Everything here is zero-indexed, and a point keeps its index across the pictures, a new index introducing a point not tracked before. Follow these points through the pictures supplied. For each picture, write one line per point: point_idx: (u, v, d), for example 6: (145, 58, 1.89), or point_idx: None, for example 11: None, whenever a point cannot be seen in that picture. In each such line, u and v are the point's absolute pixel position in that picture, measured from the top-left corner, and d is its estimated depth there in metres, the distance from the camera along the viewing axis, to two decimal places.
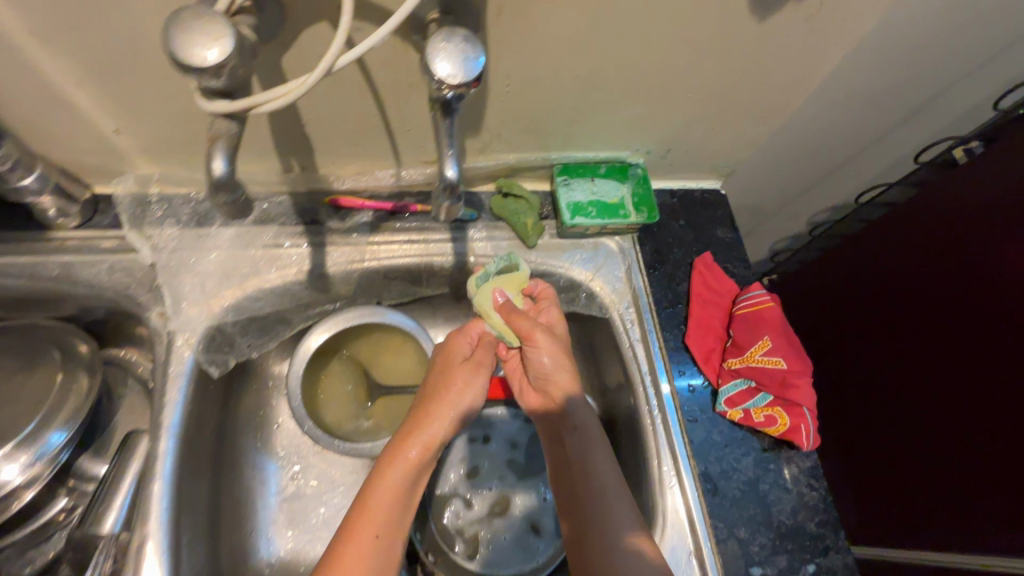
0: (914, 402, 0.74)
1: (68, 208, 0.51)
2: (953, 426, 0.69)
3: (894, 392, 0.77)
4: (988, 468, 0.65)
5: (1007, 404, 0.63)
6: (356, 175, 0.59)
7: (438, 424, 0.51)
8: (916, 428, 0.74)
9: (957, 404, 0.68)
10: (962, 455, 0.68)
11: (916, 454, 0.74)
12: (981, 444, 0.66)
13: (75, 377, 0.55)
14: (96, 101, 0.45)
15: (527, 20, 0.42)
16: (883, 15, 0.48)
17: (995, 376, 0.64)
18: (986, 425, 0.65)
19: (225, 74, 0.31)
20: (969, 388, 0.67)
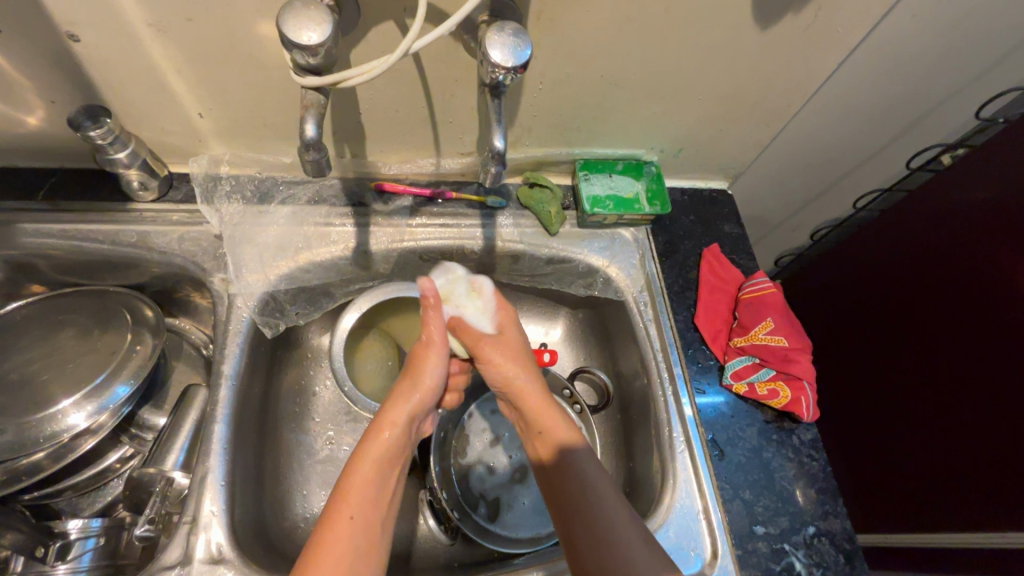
0: (913, 395, 0.78)
1: (149, 182, 0.59)
2: (948, 415, 0.73)
3: (893, 386, 0.81)
4: (983, 455, 0.68)
5: (997, 389, 0.66)
6: (400, 164, 0.66)
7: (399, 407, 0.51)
8: (915, 420, 0.77)
9: (951, 393, 0.72)
10: (958, 442, 0.71)
11: (916, 445, 0.77)
12: (976, 431, 0.69)
13: (141, 337, 0.60)
14: (188, 87, 0.52)
15: (563, 24, 0.49)
16: (872, 27, 0.55)
17: (985, 364, 0.68)
18: (978, 412, 0.69)
19: (322, 53, 0.37)
20: (960, 376, 0.71)
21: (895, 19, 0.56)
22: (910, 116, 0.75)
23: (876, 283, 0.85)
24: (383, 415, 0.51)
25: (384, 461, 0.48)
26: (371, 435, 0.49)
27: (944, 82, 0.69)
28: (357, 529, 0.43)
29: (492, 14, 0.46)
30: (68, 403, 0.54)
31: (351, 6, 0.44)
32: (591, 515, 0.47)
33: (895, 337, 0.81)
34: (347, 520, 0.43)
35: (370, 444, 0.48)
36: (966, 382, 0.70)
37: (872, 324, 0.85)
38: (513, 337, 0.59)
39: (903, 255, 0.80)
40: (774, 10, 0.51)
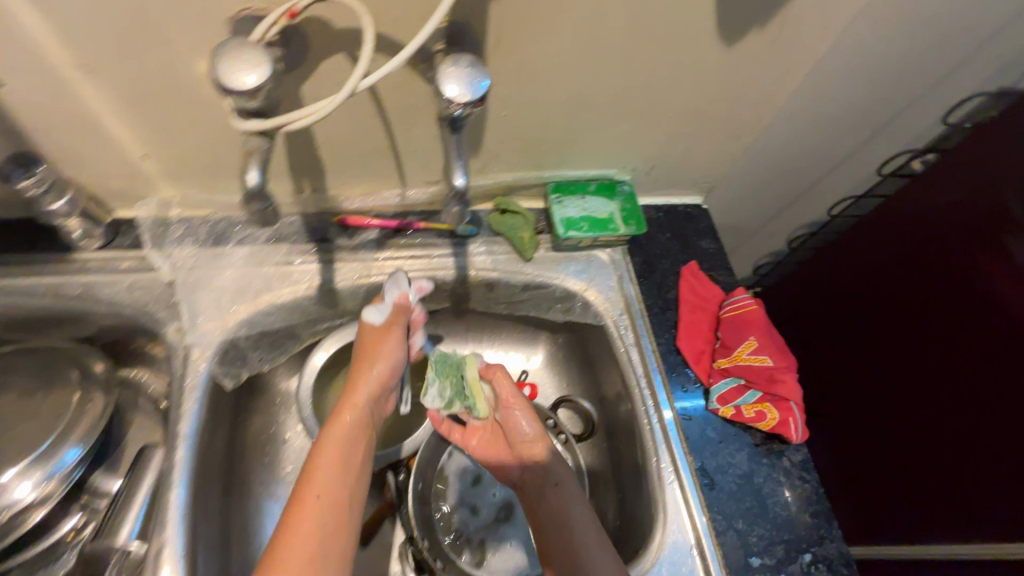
0: (903, 402, 0.77)
1: (93, 230, 0.55)
2: (937, 422, 0.72)
3: (881, 395, 0.80)
4: (976, 461, 0.67)
5: (987, 397, 0.66)
6: (364, 196, 0.63)
7: (362, 389, 0.54)
8: (907, 429, 0.76)
9: (940, 401, 0.71)
10: (950, 450, 0.70)
11: (910, 454, 0.76)
12: (969, 439, 0.68)
13: (91, 395, 0.56)
14: (127, 129, 0.49)
15: (522, 49, 0.47)
16: (835, 40, 0.55)
17: (974, 372, 0.67)
18: (969, 419, 0.68)
19: (261, 96, 0.35)
20: (948, 384, 0.70)
21: (858, 31, 0.56)
22: (878, 120, 0.74)
23: (855, 289, 0.84)
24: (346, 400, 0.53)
25: (348, 443, 0.51)
26: (331, 423, 0.52)
27: (908, 88, 0.69)
28: (322, 508, 0.45)
29: (447, 42, 0.44)
30: (10, 476, 0.49)
31: (297, 39, 0.42)
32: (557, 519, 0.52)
33: (878, 344, 0.80)
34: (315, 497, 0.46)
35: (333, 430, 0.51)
36: (956, 389, 0.69)
37: (853, 332, 0.85)
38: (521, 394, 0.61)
39: (882, 261, 0.79)
40: (737, 29, 0.50)
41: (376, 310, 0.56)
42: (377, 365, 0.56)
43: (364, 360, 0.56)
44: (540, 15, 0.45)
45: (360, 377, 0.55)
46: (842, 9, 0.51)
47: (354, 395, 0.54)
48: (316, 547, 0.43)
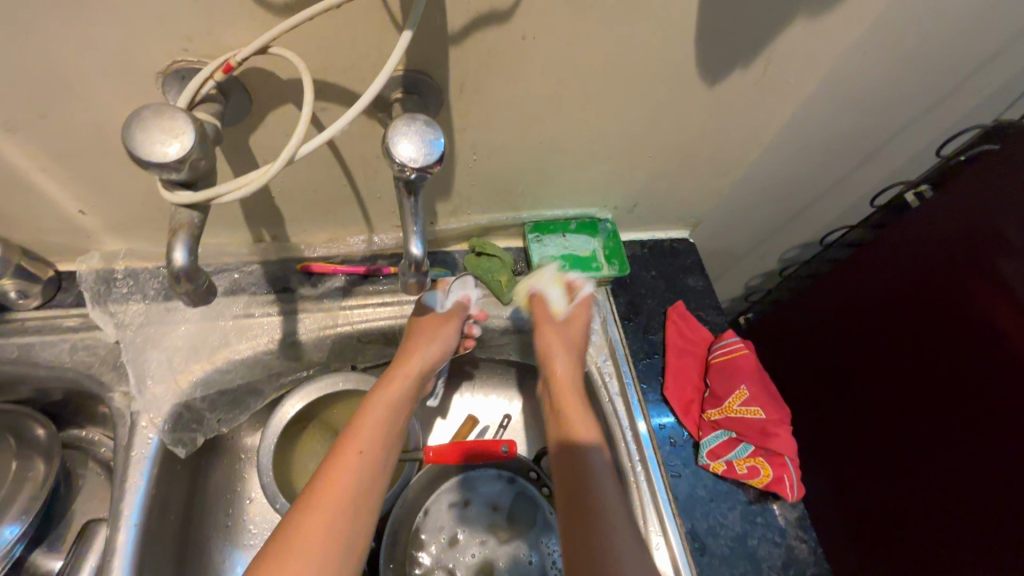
0: (903, 440, 0.71)
1: (30, 288, 0.51)
2: (944, 458, 0.66)
3: (873, 433, 0.76)
4: (992, 502, 0.61)
5: (989, 448, 0.61)
6: (327, 243, 0.59)
7: (416, 356, 0.55)
8: (901, 472, 0.71)
9: (936, 446, 0.67)
10: (945, 498, 0.65)
11: (904, 497, 0.71)
12: (971, 490, 0.63)
13: (31, 463, 0.52)
14: (59, 184, 0.45)
15: (489, 96, 0.44)
16: (823, 76, 0.52)
17: (977, 419, 0.62)
18: (968, 468, 0.63)
19: (187, 166, 0.31)
20: (946, 428, 0.65)
21: (847, 66, 0.53)
22: (869, 147, 0.71)
23: (848, 319, 0.81)
24: (398, 365, 0.54)
25: (391, 413, 0.51)
26: (382, 384, 0.53)
27: (899, 117, 0.66)
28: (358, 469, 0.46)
29: (406, 91, 0.41)
30: None
31: (240, 92, 0.38)
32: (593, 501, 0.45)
33: (876, 378, 0.76)
34: (355, 454, 0.47)
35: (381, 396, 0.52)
36: (956, 436, 0.64)
37: (847, 365, 0.80)
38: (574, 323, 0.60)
39: (877, 292, 0.76)
40: (719, 69, 0.47)
41: (438, 296, 0.58)
42: (431, 342, 0.56)
43: (421, 329, 0.57)
44: (506, 61, 0.41)
45: (415, 348, 0.56)
46: (831, 46, 0.47)
47: (408, 362, 0.55)
48: (347, 503, 0.44)
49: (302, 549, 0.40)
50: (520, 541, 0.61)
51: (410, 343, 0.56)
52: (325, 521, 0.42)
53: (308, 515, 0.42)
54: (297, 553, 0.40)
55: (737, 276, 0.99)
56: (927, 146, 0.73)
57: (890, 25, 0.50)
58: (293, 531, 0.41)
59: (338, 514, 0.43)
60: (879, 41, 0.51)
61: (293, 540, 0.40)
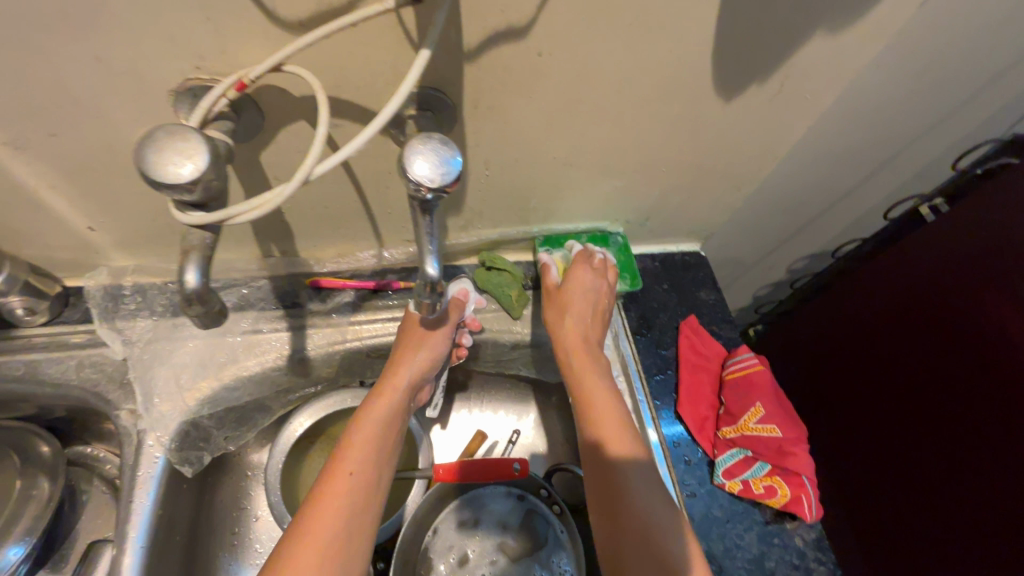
0: (909, 452, 0.71)
1: (37, 306, 0.50)
2: (948, 473, 0.65)
3: (887, 454, 0.74)
4: (990, 519, 0.61)
5: (1006, 479, 0.59)
6: (337, 258, 0.59)
7: (407, 365, 0.52)
8: (915, 495, 0.70)
9: (952, 473, 0.65)
10: (957, 521, 0.64)
11: (918, 522, 0.69)
12: (971, 507, 0.63)
13: (36, 481, 0.52)
14: (68, 201, 0.44)
15: (504, 111, 0.43)
16: (840, 91, 0.51)
17: (994, 449, 0.60)
18: (982, 493, 0.62)
19: (200, 188, 0.30)
20: (963, 455, 0.64)
21: (862, 78, 0.52)
22: (883, 157, 0.70)
23: (860, 331, 0.80)
24: (388, 376, 0.51)
25: (382, 428, 0.48)
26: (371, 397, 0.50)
27: (913, 129, 0.66)
28: (350, 491, 0.43)
29: (420, 108, 0.41)
30: None
31: (252, 108, 0.38)
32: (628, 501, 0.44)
33: (887, 391, 0.75)
34: (346, 476, 0.44)
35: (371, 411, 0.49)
36: (972, 463, 0.63)
37: (862, 380, 0.79)
38: (574, 293, 0.57)
39: (889, 304, 0.75)
40: (735, 82, 0.46)
41: (429, 303, 0.55)
42: (421, 351, 0.53)
43: (409, 335, 0.54)
44: (520, 77, 0.40)
45: (404, 358, 0.53)
46: (847, 59, 0.47)
47: (397, 373, 0.52)
48: (342, 528, 0.41)
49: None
50: (531, 561, 0.60)
51: (399, 352, 0.53)
52: (318, 549, 0.39)
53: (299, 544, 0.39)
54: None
55: (746, 287, 0.98)
56: (941, 157, 0.72)
57: (906, 37, 0.49)
58: (285, 559, 0.38)
59: (332, 542, 0.40)
60: (894, 53, 0.51)
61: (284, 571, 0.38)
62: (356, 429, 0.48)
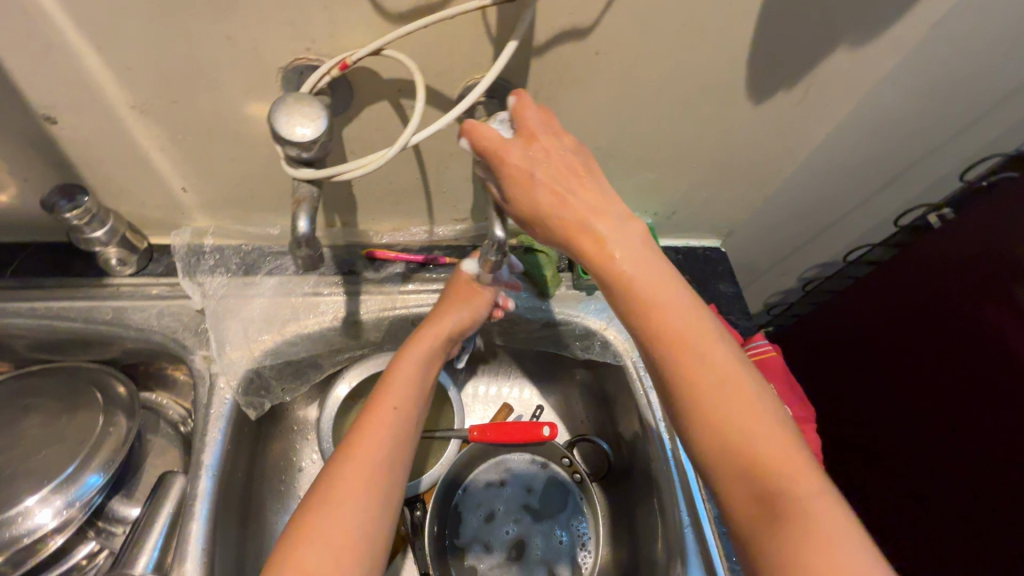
0: (909, 440, 0.75)
1: (128, 258, 0.57)
2: (947, 459, 0.70)
3: (885, 446, 0.79)
4: (990, 501, 0.65)
5: (997, 467, 0.64)
6: (392, 231, 0.64)
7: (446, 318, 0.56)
8: (919, 481, 0.74)
9: (951, 461, 0.70)
10: (961, 499, 0.69)
11: (920, 498, 0.74)
12: (969, 488, 0.68)
13: (113, 418, 0.55)
14: (172, 164, 0.50)
15: (559, 102, 0.49)
16: (859, 101, 0.56)
17: (992, 438, 0.65)
18: (979, 477, 0.66)
19: (315, 148, 0.37)
20: (957, 445, 0.69)
21: (879, 91, 0.57)
22: (896, 169, 0.75)
23: (858, 327, 0.83)
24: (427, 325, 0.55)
25: (420, 370, 0.52)
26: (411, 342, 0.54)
27: (925, 143, 0.71)
28: (392, 424, 0.47)
29: (488, 96, 0.46)
30: (33, 501, 0.49)
31: (345, 88, 0.44)
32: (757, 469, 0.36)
33: (887, 385, 0.78)
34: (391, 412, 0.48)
35: (413, 352, 0.53)
36: (964, 453, 0.68)
37: (852, 376, 0.84)
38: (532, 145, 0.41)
39: (886, 300, 0.78)
40: (765, 87, 0.51)
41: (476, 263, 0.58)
42: (463, 309, 0.56)
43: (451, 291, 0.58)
44: (577, 72, 0.46)
45: (446, 312, 0.56)
46: (866, 72, 0.52)
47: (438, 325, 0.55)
48: (386, 458, 0.45)
49: (344, 500, 0.42)
50: (553, 522, 0.65)
51: (442, 306, 0.57)
52: (361, 473, 0.43)
53: (344, 470, 0.43)
54: (341, 507, 0.41)
55: (758, 291, 1.02)
56: (950, 173, 0.77)
57: (920, 55, 0.55)
58: (333, 483, 0.43)
59: (377, 470, 0.44)
60: (908, 69, 0.56)
61: (334, 492, 0.42)
62: (395, 369, 0.52)
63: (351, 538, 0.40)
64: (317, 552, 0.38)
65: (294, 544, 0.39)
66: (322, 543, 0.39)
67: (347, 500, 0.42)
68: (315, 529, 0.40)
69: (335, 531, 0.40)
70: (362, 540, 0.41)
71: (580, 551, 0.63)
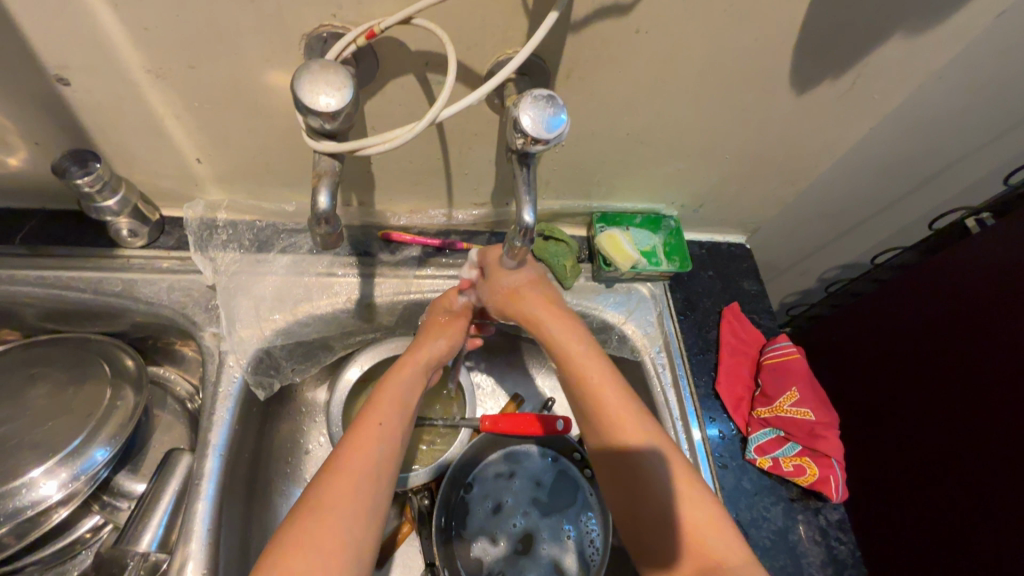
0: (917, 451, 0.72)
1: (139, 229, 0.55)
2: (954, 472, 0.67)
3: (889, 453, 0.76)
4: (991, 518, 0.62)
5: (1002, 487, 0.61)
6: (410, 213, 0.62)
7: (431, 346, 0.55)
8: (919, 492, 0.71)
9: (957, 476, 0.66)
10: (960, 514, 0.66)
11: (918, 508, 0.72)
12: (970, 503, 0.65)
13: (121, 392, 0.54)
14: (186, 132, 0.48)
15: (593, 83, 0.47)
16: (906, 94, 0.54)
17: (1002, 454, 0.61)
18: (984, 493, 0.63)
19: (339, 119, 0.35)
20: (965, 461, 0.65)
21: (926, 86, 0.55)
22: (934, 169, 0.72)
23: (879, 331, 0.80)
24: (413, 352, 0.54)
25: (404, 392, 0.50)
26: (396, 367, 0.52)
27: (967, 142, 0.67)
28: (383, 440, 0.45)
29: (519, 72, 0.44)
30: (38, 472, 0.48)
31: (369, 57, 0.41)
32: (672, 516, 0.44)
33: (904, 391, 0.75)
34: (375, 427, 0.46)
35: (395, 377, 0.51)
36: (974, 470, 0.64)
37: (875, 382, 0.80)
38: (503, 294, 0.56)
39: (914, 305, 0.75)
40: (810, 76, 0.49)
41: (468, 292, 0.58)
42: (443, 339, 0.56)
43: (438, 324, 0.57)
44: (615, 51, 0.44)
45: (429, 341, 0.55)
46: (917, 63, 0.49)
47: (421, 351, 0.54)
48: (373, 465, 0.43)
49: (336, 510, 0.39)
50: (561, 517, 0.64)
51: (423, 334, 0.56)
52: (354, 480, 0.41)
53: (337, 476, 0.41)
54: (333, 514, 0.39)
55: (777, 290, 1.00)
56: (990, 176, 0.74)
57: (972, 48, 0.52)
58: (325, 491, 0.40)
59: (363, 480, 0.42)
60: (959, 63, 0.53)
61: (326, 497, 0.40)
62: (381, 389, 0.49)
63: (341, 550, 0.38)
64: (309, 562, 0.36)
65: (285, 553, 0.36)
66: (312, 549, 0.37)
67: (337, 507, 0.39)
68: (304, 539, 0.37)
69: (326, 538, 0.37)
70: (350, 552, 0.38)
71: (588, 546, 0.62)
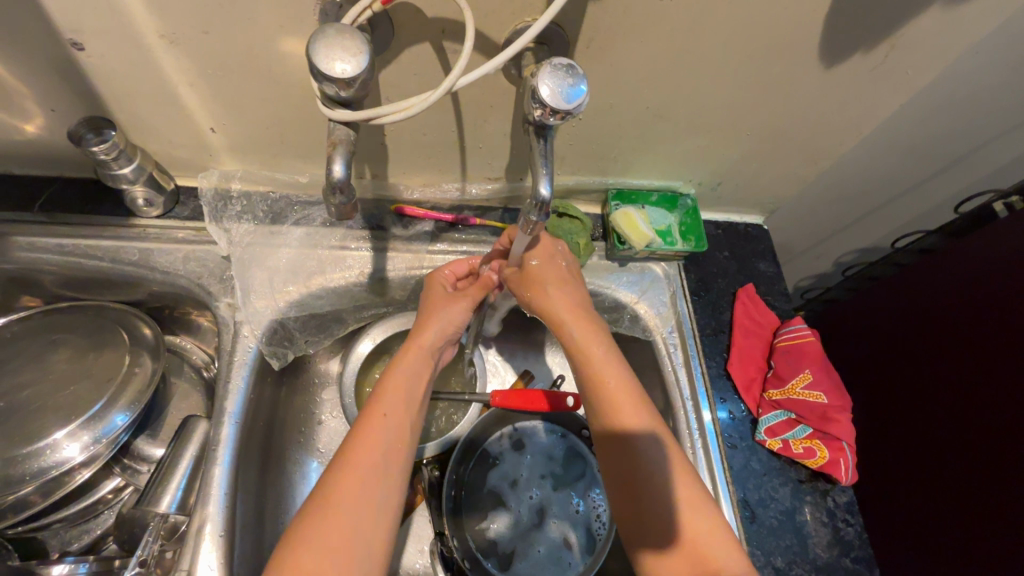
0: (931, 437, 0.72)
1: (154, 198, 0.56)
2: (968, 461, 0.66)
3: (902, 439, 0.76)
4: (1000, 507, 0.62)
5: (1014, 479, 0.61)
6: (423, 187, 0.62)
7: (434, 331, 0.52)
8: (926, 477, 0.71)
9: (968, 466, 0.66)
10: (970, 500, 0.66)
11: (926, 494, 0.71)
12: (980, 491, 0.65)
13: (139, 359, 0.55)
14: (202, 101, 0.48)
15: (612, 54, 0.45)
16: (939, 70, 0.51)
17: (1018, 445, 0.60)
18: (996, 483, 0.63)
19: (354, 86, 0.35)
20: (979, 451, 0.65)
21: (960, 61, 0.53)
22: (962, 150, 0.69)
23: (897, 317, 0.79)
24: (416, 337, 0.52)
25: (412, 381, 0.49)
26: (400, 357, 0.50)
27: (999, 122, 0.65)
28: (388, 431, 0.44)
29: (537, 41, 0.42)
30: (62, 434, 0.49)
31: (385, 25, 0.40)
32: (666, 513, 0.44)
33: (919, 377, 0.74)
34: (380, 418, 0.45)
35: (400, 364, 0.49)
36: (988, 460, 0.64)
37: (890, 367, 0.79)
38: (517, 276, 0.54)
39: (934, 291, 0.73)
40: (840, 47, 0.47)
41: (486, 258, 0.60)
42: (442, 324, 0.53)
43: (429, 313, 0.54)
44: (638, 19, 0.42)
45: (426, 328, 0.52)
46: (954, 37, 0.47)
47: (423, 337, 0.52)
48: (380, 461, 0.43)
49: (341, 502, 0.40)
50: (570, 490, 0.65)
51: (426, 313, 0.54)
52: (359, 477, 0.41)
53: (344, 469, 0.41)
54: (340, 508, 0.40)
55: (793, 272, 0.98)
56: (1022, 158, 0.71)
57: (1012, 21, 0.49)
58: (332, 483, 0.41)
59: (365, 475, 0.42)
60: (997, 37, 0.51)
61: (332, 493, 0.40)
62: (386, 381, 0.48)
63: (347, 544, 0.39)
64: (317, 559, 0.37)
65: (294, 549, 0.38)
66: (319, 544, 0.38)
67: (343, 502, 0.40)
68: (309, 535, 0.38)
69: (331, 534, 0.38)
70: (359, 545, 0.39)
71: (595, 521, 0.62)
